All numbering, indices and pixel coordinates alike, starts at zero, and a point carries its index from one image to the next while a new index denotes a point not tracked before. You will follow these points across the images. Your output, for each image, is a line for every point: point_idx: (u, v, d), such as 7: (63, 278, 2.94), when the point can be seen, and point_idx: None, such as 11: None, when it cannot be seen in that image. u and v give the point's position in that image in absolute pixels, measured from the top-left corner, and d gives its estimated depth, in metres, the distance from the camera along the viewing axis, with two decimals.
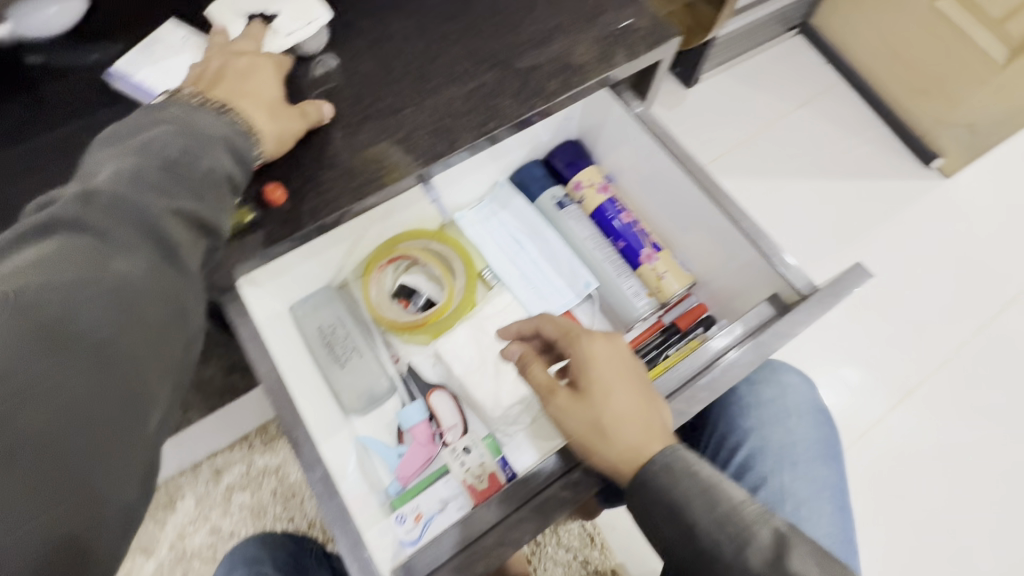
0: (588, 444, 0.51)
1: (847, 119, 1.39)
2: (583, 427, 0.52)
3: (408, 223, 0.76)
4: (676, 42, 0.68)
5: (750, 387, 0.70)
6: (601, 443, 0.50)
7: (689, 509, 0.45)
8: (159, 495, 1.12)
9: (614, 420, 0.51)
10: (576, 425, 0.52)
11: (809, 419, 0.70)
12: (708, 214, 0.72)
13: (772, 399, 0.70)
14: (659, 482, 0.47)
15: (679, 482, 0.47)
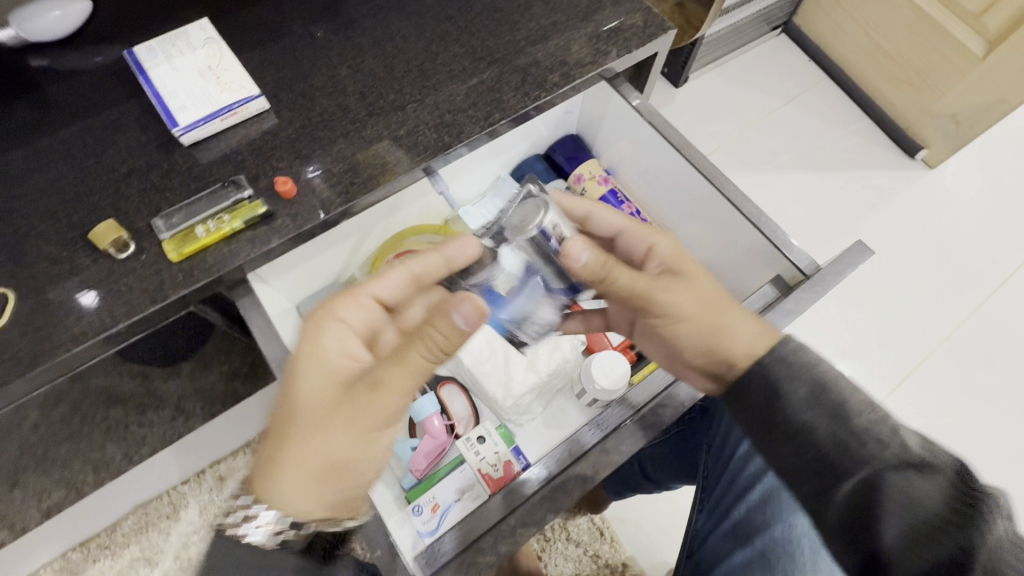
0: (724, 328, 0.52)
1: (833, 114, 1.43)
2: (700, 307, 0.53)
3: (416, 216, 0.77)
4: (670, 35, 0.70)
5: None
6: (724, 325, 0.52)
7: (836, 388, 0.45)
8: (162, 506, 1.10)
9: (718, 300, 0.54)
10: (693, 308, 0.53)
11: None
12: (710, 201, 0.73)
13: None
14: (786, 360, 0.47)
15: (802, 363, 0.47)
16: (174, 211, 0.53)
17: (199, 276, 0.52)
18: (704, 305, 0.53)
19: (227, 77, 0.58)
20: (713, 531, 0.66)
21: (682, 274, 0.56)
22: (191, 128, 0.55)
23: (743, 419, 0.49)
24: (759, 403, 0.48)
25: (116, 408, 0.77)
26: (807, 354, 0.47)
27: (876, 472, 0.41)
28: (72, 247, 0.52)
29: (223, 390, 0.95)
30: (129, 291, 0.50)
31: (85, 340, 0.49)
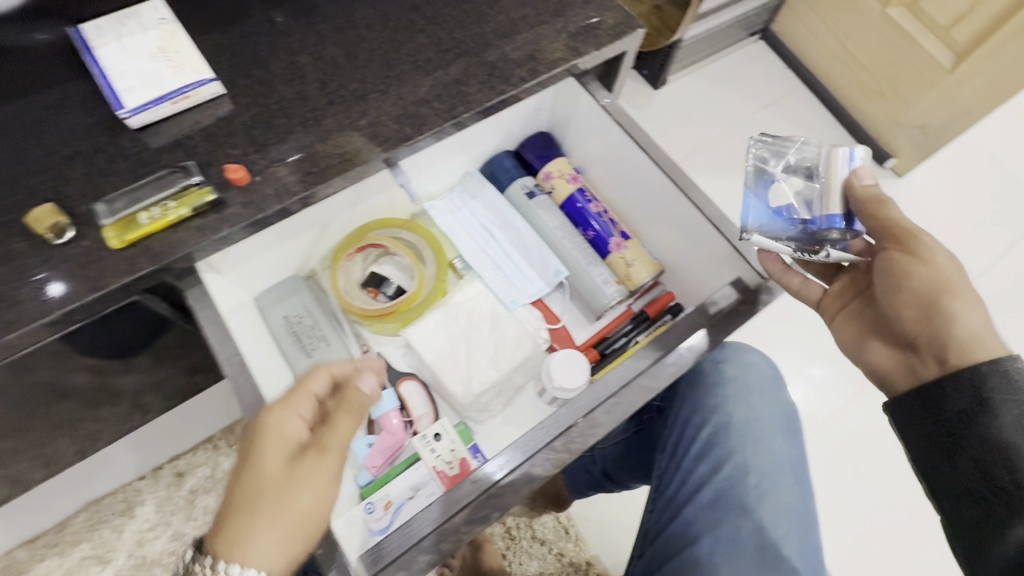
0: (953, 303, 0.55)
1: (805, 121, 1.45)
2: (932, 287, 0.56)
3: (378, 209, 0.75)
4: (638, 35, 0.70)
5: (714, 365, 0.72)
6: (943, 306, 0.55)
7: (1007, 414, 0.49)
8: (117, 502, 1.07)
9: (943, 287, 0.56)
10: (947, 276, 0.56)
11: (771, 396, 0.72)
12: (675, 202, 0.74)
13: (736, 376, 0.71)
14: (1008, 379, 0.50)
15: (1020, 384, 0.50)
16: (119, 195, 0.51)
17: (143, 264, 0.50)
18: (939, 284, 0.56)
19: (180, 59, 0.56)
20: (666, 527, 0.67)
21: (918, 250, 0.57)
22: (139, 111, 0.53)
23: (918, 435, 0.54)
24: (956, 421, 0.51)
25: (65, 404, 0.72)
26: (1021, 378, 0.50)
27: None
28: (6, 230, 0.49)
29: (181, 384, 0.92)
30: (67, 278, 0.48)
31: (15, 328, 0.47)
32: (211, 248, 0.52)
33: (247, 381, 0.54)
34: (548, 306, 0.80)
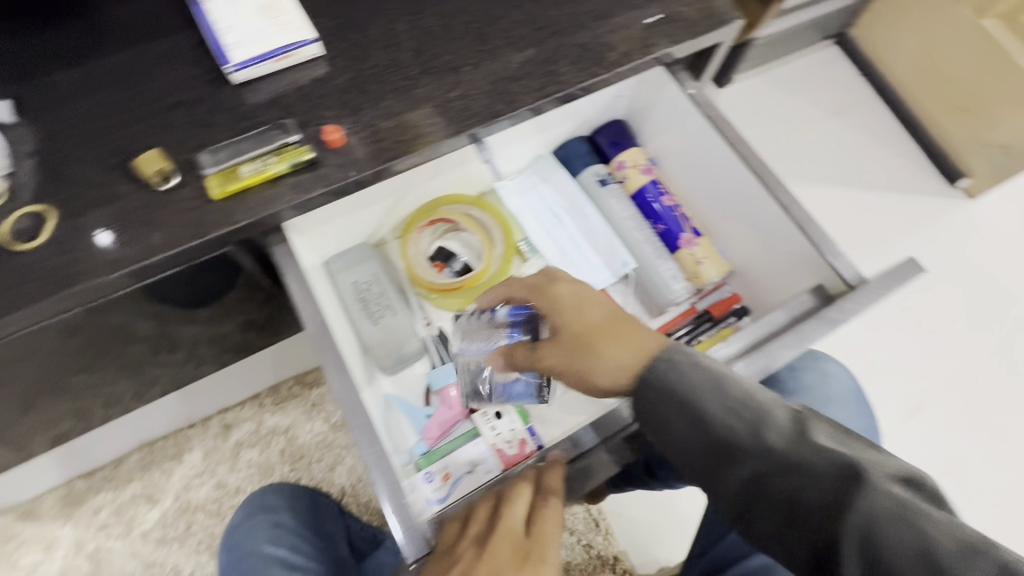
0: (591, 344, 0.53)
1: (878, 132, 1.39)
2: (597, 328, 0.53)
3: (451, 185, 0.75)
4: (736, 26, 0.68)
5: (791, 372, 0.70)
6: (595, 349, 0.52)
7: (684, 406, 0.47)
8: (168, 446, 1.12)
9: (610, 323, 0.53)
10: (590, 322, 0.54)
11: (851, 407, 0.70)
12: (755, 202, 0.71)
13: (815, 384, 0.69)
14: (661, 389, 0.49)
15: (668, 387, 0.48)
16: (221, 147, 0.52)
17: (239, 217, 0.51)
18: (597, 329, 0.53)
19: (285, 19, 0.56)
20: None
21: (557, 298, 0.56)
22: (244, 67, 0.55)
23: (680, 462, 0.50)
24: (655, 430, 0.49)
25: (136, 347, 0.75)
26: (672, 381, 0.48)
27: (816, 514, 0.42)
28: (115, 172, 0.51)
29: (239, 340, 0.95)
30: (167, 223, 0.50)
31: (121, 267, 0.49)
32: (302, 207, 0.53)
33: (328, 341, 0.55)
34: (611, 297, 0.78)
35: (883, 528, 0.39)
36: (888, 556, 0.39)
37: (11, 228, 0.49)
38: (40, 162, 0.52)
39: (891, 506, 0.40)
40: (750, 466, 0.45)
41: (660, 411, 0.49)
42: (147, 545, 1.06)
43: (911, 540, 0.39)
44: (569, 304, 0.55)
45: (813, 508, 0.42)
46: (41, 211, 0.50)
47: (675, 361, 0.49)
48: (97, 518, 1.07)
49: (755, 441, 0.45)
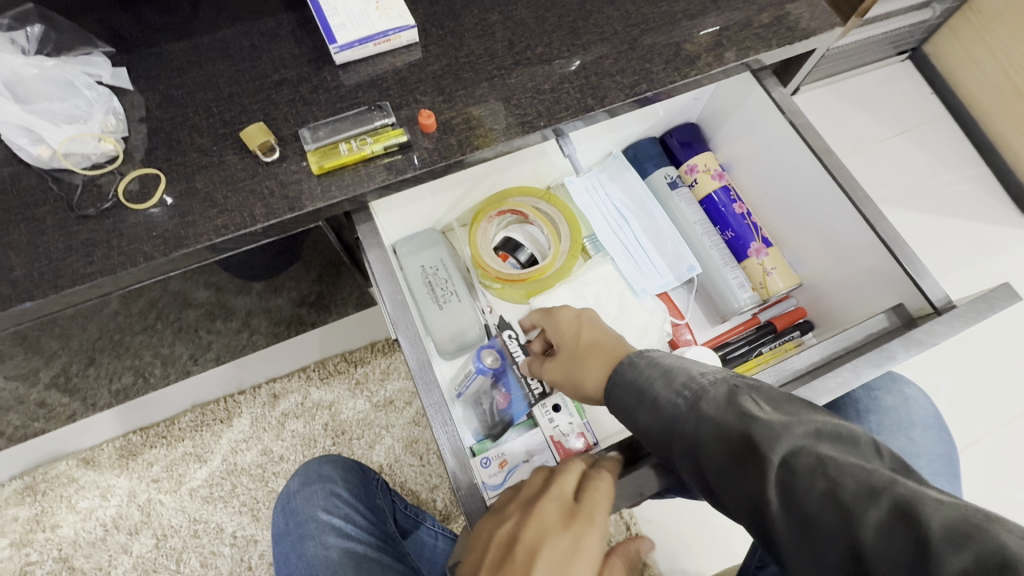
0: (581, 361, 0.53)
1: (949, 153, 1.33)
2: (585, 347, 0.54)
3: (524, 177, 0.76)
4: (835, 33, 0.66)
5: (869, 392, 0.70)
6: (582, 363, 0.53)
7: (657, 392, 0.44)
8: (218, 410, 1.16)
9: (592, 346, 0.54)
10: (581, 340, 0.55)
11: (933, 433, 0.69)
12: (837, 216, 0.68)
13: (894, 407, 0.69)
14: (628, 376, 0.47)
15: (639, 379, 0.46)
16: (322, 125, 0.54)
17: (335, 193, 0.53)
18: (590, 349, 0.53)
19: (388, 3, 0.58)
20: None
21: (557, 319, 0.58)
22: (348, 47, 0.56)
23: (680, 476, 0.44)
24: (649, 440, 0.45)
25: (188, 311, 0.78)
26: (635, 373, 0.47)
27: (813, 515, 0.34)
28: (223, 143, 0.54)
29: (295, 313, 0.98)
30: (268, 194, 0.52)
31: (222, 233, 0.51)
32: (393, 187, 0.55)
33: (406, 320, 0.56)
34: (672, 299, 0.79)
35: (846, 502, 0.33)
36: (862, 536, 0.32)
37: (124, 190, 0.51)
38: (153, 127, 0.54)
39: (856, 475, 0.33)
40: (690, 444, 0.41)
41: (647, 394, 0.45)
42: (194, 502, 1.10)
43: (880, 515, 0.32)
44: (569, 322, 0.57)
45: (755, 483, 0.36)
46: (153, 174, 0.52)
47: (642, 361, 0.47)
48: (150, 472, 1.12)
49: (693, 415, 0.41)
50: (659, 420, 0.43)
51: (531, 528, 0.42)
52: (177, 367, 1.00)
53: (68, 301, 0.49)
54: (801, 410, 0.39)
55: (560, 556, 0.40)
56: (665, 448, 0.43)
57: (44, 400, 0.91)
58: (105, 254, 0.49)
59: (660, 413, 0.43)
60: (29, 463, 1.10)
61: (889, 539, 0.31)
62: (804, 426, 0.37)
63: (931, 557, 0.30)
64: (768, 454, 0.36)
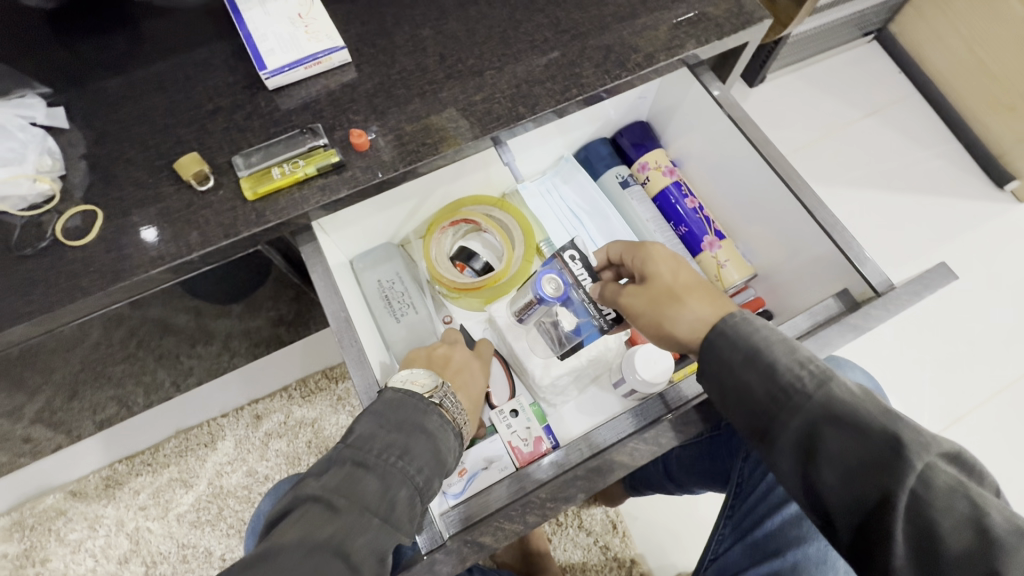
0: (680, 294, 0.53)
1: (917, 131, 1.34)
2: (686, 284, 0.53)
3: (474, 187, 0.77)
4: (765, 25, 0.67)
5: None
6: (679, 306, 0.52)
7: (783, 369, 0.44)
8: (202, 434, 1.16)
9: (693, 284, 0.53)
10: (679, 278, 0.54)
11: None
12: (783, 205, 0.69)
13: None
14: (731, 333, 0.47)
15: (745, 337, 0.46)
16: (254, 150, 0.55)
17: (270, 217, 0.54)
18: (689, 287, 0.53)
19: (316, 26, 0.59)
20: (753, 530, 0.65)
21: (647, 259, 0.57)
22: (278, 73, 0.57)
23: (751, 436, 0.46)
24: (745, 402, 0.46)
25: (167, 339, 0.79)
26: (745, 330, 0.47)
27: (941, 530, 0.37)
28: (159, 174, 0.55)
29: (269, 334, 0.99)
30: (205, 223, 0.53)
31: (160, 264, 0.52)
32: (330, 207, 0.55)
33: (352, 337, 0.57)
34: None
35: (928, 497, 0.38)
36: (939, 524, 0.37)
37: (63, 228, 0.52)
38: (91, 164, 0.55)
39: (945, 477, 0.38)
40: (812, 420, 0.42)
41: (762, 355, 0.45)
42: (182, 527, 1.11)
43: (956, 510, 0.37)
44: (664, 260, 0.56)
45: (843, 463, 0.40)
46: (91, 210, 0.53)
47: (746, 319, 0.47)
48: (137, 500, 1.13)
49: (781, 388, 0.43)
50: (745, 384, 0.46)
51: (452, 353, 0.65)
52: (157, 395, 1.01)
53: (12, 340, 0.50)
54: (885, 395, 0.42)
55: (469, 365, 0.65)
56: (745, 411, 0.46)
57: (26, 436, 0.93)
58: (45, 292, 0.50)
59: (760, 377, 0.45)
60: (17, 498, 1.11)
61: (957, 530, 0.37)
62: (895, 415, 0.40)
63: (996, 548, 0.35)
64: (871, 443, 0.39)
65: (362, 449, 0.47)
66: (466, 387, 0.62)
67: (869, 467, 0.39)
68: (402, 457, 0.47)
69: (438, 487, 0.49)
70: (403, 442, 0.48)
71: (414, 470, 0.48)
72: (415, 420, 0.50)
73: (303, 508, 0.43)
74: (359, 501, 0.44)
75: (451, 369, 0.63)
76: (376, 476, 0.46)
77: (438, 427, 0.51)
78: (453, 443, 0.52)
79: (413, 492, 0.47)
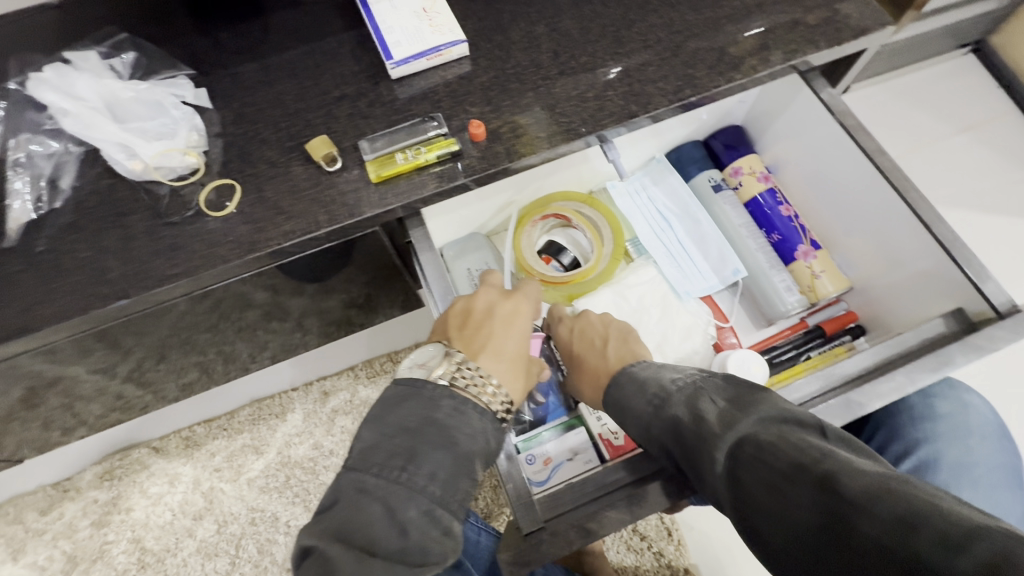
0: (579, 368, 0.61)
1: (1018, 149, 1.26)
2: (579, 355, 0.61)
3: (566, 183, 0.78)
4: (886, 32, 0.65)
5: (925, 399, 0.69)
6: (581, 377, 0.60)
7: (629, 399, 0.50)
8: (274, 405, 1.23)
9: (592, 359, 0.60)
10: (576, 350, 0.62)
11: (994, 443, 0.68)
12: (889, 218, 0.67)
13: (949, 414, 0.68)
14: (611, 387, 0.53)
15: (619, 386, 0.52)
16: (378, 136, 0.58)
17: (390, 200, 0.56)
18: (581, 358, 0.61)
19: (439, 20, 0.61)
20: None
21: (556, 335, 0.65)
22: (402, 63, 0.60)
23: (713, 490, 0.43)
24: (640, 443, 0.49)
25: (247, 314, 0.85)
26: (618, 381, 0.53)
27: (753, 500, 0.36)
28: (290, 154, 0.58)
29: (340, 316, 1.03)
30: (331, 202, 0.56)
31: (289, 237, 0.55)
32: (445, 194, 0.58)
33: None
34: (716, 303, 0.79)
35: (779, 482, 0.34)
36: (750, 491, 0.36)
37: (204, 200, 0.56)
38: (228, 141, 0.59)
39: (788, 457, 0.35)
40: (663, 445, 0.46)
41: (625, 406, 0.51)
42: (252, 491, 1.17)
43: (805, 490, 0.33)
44: (568, 336, 0.65)
45: (710, 471, 0.40)
46: (230, 185, 0.57)
47: (630, 370, 0.53)
48: (212, 462, 1.20)
49: (659, 416, 0.46)
50: (639, 428, 0.49)
51: (483, 303, 0.58)
52: (239, 364, 1.07)
53: (156, 299, 0.55)
54: (755, 401, 0.41)
55: (499, 316, 0.57)
56: (649, 445, 0.48)
57: (123, 392, 1.00)
58: (188, 258, 0.55)
59: (637, 412, 0.49)
60: (105, 449, 1.20)
61: (814, 515, 0.32)
62: (750, 417, 0.40)
63: (782, 497, 0.34)
64: (719, 440, 0.40)
65: (365, 469, 0.44)
66: (493, 347, 0.54)
67: (731, 467, 0.38)
68: (408, 469, 0.44)
69: (464, 485, 0.46)
70: (408, 449, 0.45)
71: (426, 478, 0.44)
72: (422, 417, 0.47)
73: (308, 560, 0.40)
74: (368, 533, 0.41)
75: (476, 327, 0.56)
76: (380, 497, 0.42)
77: (451, 415, 0.48)
78: (476, 422, 0.48)
79: (430, 503, 0.43)
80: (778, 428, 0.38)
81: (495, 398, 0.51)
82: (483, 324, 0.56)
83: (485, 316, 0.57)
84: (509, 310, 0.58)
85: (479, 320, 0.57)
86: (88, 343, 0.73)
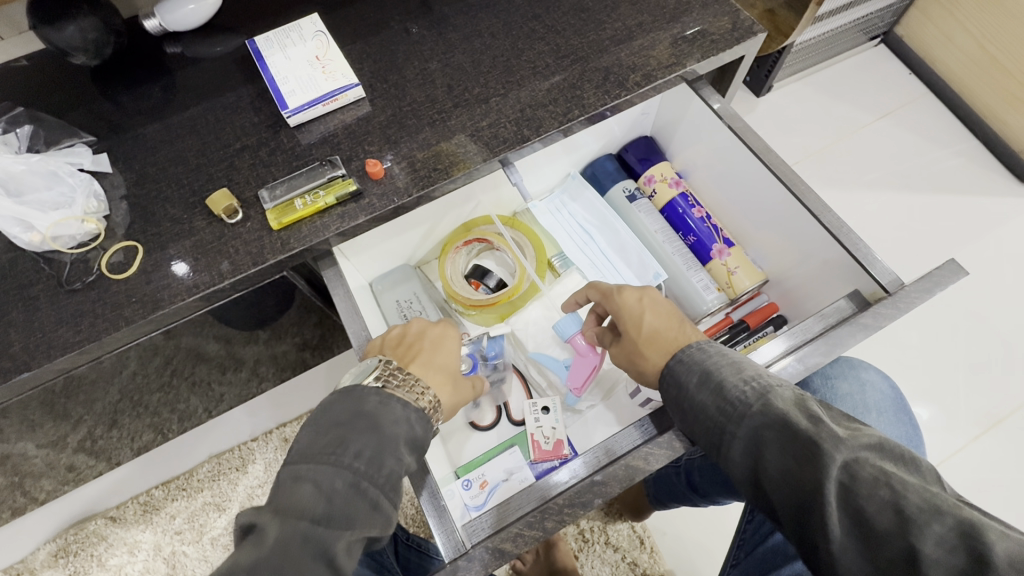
0: (643, 348, 0.57)
1: (933, 130, 1.31)
2: (647, 335, 0.57)
3: (486, 208, 0.80)
4: (760, 39, 0.70)
5: (826, 381, 0.73)
6: (642, 353, 0.57)
7: (719, 373, 0.49)
8: (234, 458, 1.18)
9: (653, 336, 0.57)
10: (644, 328, 0.58)
11: (890, 417, 0.71)
12: (790, 212, 0.70)
13: (849, 394, 0.71)
14: (685, 359, 0.52)
15: (705, 364, 0.50)
16: (279, 183, 0.59)
17: (293, 244, 0.57)
18: (651, 336, 0.57)
19: (333, 66, 0.63)
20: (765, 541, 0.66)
21: (617, 304, 0.61)
22: (299, 111, 0.61)
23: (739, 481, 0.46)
24: (708, 423, 0.48)
25: (199, 366, 0.83)
26: (707, 356, 0.51)
27: (871, 519, 0.38)
28: (193, 210, 0.59)
29: (293, 359, 1.02)
30: (236, 253, 0.57)
31: (192, 293, 0.55)
32: (349, 233, 0.59)
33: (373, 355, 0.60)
34: None
35: (909, 514, 0.37)
36: (866, 509, 0.38)
37: (108, 263, 0.57)
38: (131, 203, 0.60)
39: (923, 494, 0.38)
40: (754, 426, 0.44)
41: (713, 377, 0.49)
42: (217, 551, 1.13)
43: (941, 530, 0.36)
44: (633, 308, 0.60)
45: (818, 474, 0.40)
46: (133, 246, 0.57)
47: (711, 350, 0.52)
48: (173, 525, 1.14)
49: (758, 404, 0.45)
50: (721, 403, 0.47)
51: (395, 333, 0.61)
52: (193, 421, 1.04)
53: (61, 367, 0.54)
54: (861, 425, 0.43)
55: (428, 341, 0.59)
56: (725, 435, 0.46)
57: (70, 464, 0.97)
58: (91, 322, 0.54)
59: (724, 396, 0.47)
60: (59, 525, 1.14)
61: (945, 554, 0.35)
62: (868, 438, 0.41)
63: (913, 526, 0.36)
64: (835, 450, 0.40)
65: (297, 461, 0.45)
66: (426, 358, 0.57)
67: (846, 478, 0.39)
68: (338, 452, 0.45)
69: (391, 464, 0.46)
70: (337, 438, 0.46)
71: (352, 458, 0.45)
72: (352, 411, 0.48)
73: (250, 536, 0.41)
74: (298, 507, 0.42)
75: (406, 350, 0.58)
76: (310, 479, 0.44)
77: (378, 406, 0.49)
78: (400, 411, 0.50)
79: (355, 478, 0.44)
80: (886, 463, 0.40)
81: (430, 398, 0.54)
82: (412, 344, 0.59)
83: (415, 340, 0.59)
84: (437, 337, 0.60)
85: (406, 340, 0.59)
86: (18, 418, 0.71)
